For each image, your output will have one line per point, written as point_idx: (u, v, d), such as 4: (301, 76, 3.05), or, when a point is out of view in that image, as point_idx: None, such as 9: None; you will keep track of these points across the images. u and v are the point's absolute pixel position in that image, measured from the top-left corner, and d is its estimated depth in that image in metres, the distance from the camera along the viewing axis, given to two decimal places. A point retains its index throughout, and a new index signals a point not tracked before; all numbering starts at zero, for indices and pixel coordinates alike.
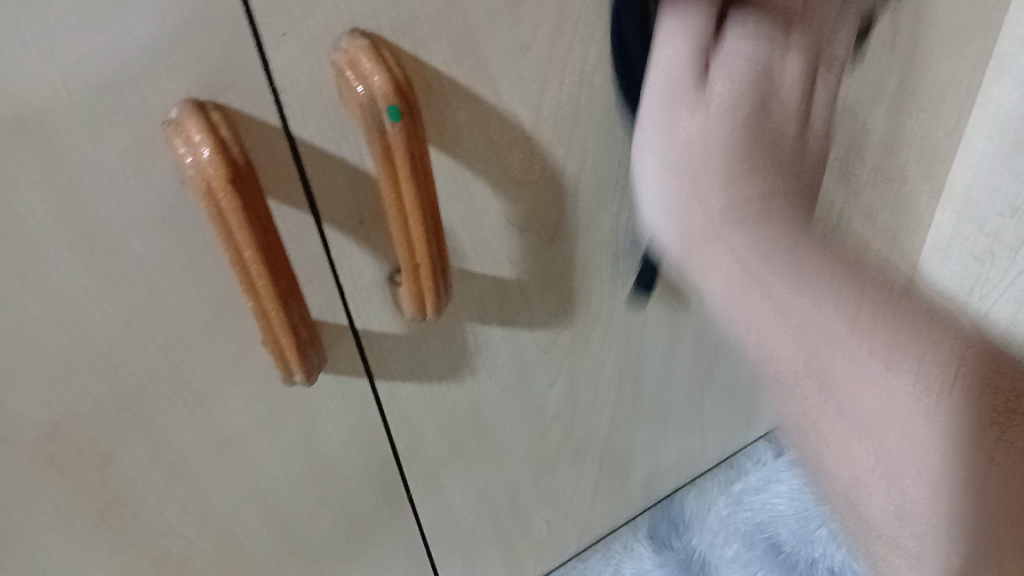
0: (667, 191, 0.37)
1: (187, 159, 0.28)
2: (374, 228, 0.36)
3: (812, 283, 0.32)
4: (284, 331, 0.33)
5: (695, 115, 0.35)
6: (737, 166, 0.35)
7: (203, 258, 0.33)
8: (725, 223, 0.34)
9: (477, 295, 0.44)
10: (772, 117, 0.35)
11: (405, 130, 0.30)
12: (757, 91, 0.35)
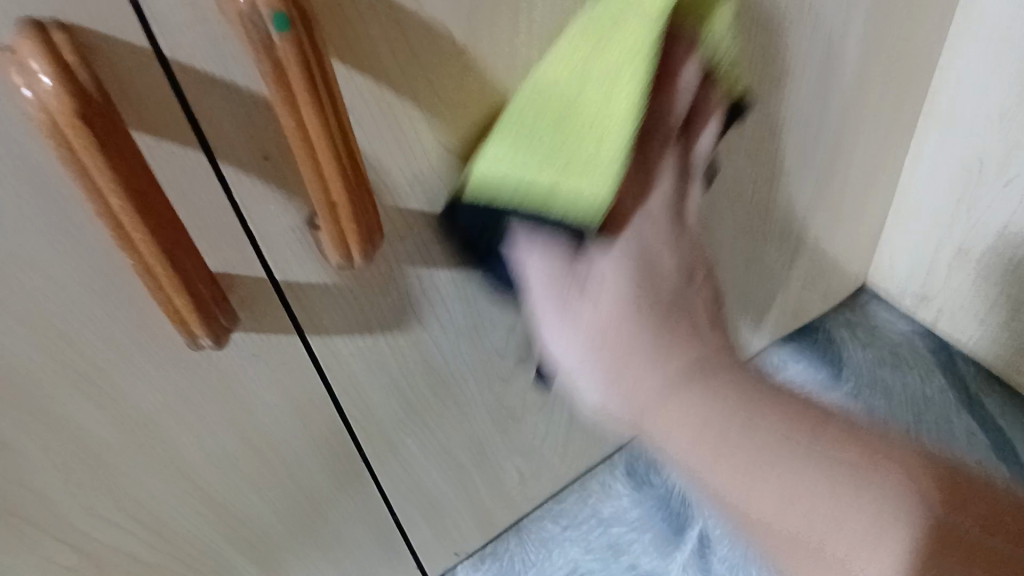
0: (571, 332, 0.37)
1: (25, 92, 0.23)
2: (282, 162, 0.31)
3: (769, 452, 0.34)
4: (177, 291, 0.28)
5: (595, 308, 0.37)
6: (651, 342, 0.36)
7: (76, 215, 0.28)
8: (664, 401, 0.36)
9: (418, 238, 0.39)
10: (658, 277, 0.37)
11: (297, 43, 0.25)
12: (640, 264, 0.37)
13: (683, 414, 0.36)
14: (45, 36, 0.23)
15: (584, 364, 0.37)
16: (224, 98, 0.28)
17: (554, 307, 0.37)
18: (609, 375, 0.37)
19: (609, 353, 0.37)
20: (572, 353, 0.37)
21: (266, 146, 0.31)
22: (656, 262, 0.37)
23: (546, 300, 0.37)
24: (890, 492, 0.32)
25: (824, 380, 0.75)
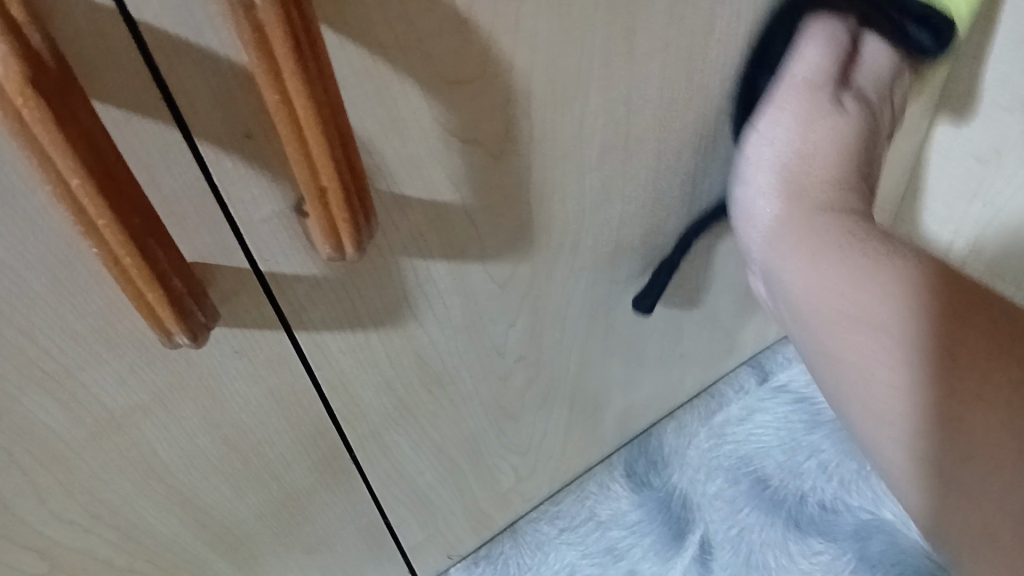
0: (770, 182, 0.46)
1: None
2: (265, 143, 0.29)
3: (886, 275, 0.42)
4: (150, 286, 0.26)
5: (802, 127, 0.44)
6: (825, 173, 0.45)
7: (30, 196, 0.25)
8: (816, 205, 0.45)
9: (414, 226, 0.36)
10: (871, 141, 0.46)
11: (282, 6, 0.22)
12: (863, 123, 0.45)
13: (837, 274, 0.43)
14: None
15: (779, 231, 0.46)
16: (197, 66, 0.25)
17: (808, 91, 0.44)
18: (778, 184, 0.45)
19: (807, 225, 0.44)
20: (761, 209, 0.46)
21: (247, 124, 0.28)
22: (875, 123, 0.46)
23: (775, 109, 0.44)
24: (938, 327, 0.41)
25: None
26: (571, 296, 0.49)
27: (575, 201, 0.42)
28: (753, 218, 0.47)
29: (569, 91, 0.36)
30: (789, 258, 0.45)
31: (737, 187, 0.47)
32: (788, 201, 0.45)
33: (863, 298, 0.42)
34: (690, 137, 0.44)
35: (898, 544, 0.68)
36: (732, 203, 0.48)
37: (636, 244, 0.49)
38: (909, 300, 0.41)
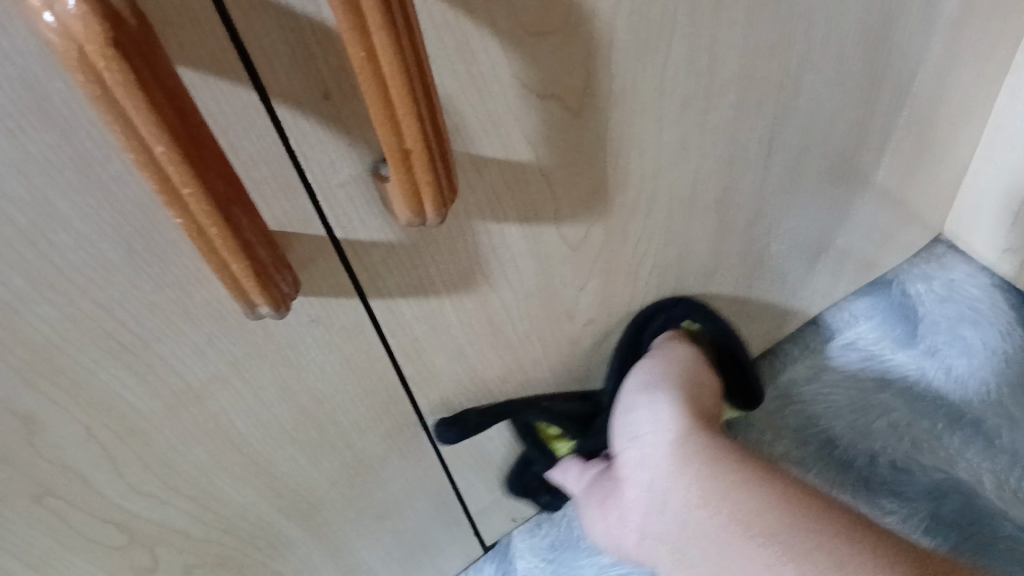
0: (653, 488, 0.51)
1: (45, 16, 0.19)
2: (344, 103, 0.27)
3: (761, 510, 0.47)
4: (234, 257, 0.25)
5: (648, 442, 0.51)
6: (694, 422, 0.51)
7: (107, 163, 0.24)
8: (687, 458, 0.49)
9: (491, 188, 0.35)
10: (710, 412, 0.53)
11: None
12: (700, 382, 0.54)
13: (724, 491, 0.48)
14: None
15: (673, 462, 0.50)
16: (271, 20, 0.24)
17: (656, 428, 0.51)
18: (676, 459, 0.50)
19: (692, 445, 0.50)
20: (652, 432, 0.51)
21: (324, 84, 0.26)
22: (707, 396, 0.54)
23: (638, 434, 0.52)
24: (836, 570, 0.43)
25: (900, 339, 0.75)
26: (642, 258, 0.47)
27: (653, 158, 0.40)
28: (638, 441, 0.51)
29: (652, 41, 0.34)
30: (671, 470, 0.50)
31: (623, 412, 0.53)
32: (673, 437, 0.50)
33: (737, 531, 0.46)
34: (771, 87, 0.42)
35: (976, 505, 0.65)
36: (618, 419, 0.53)
37: (709, 203, 0.47)
38: (787, 518, 0.46)
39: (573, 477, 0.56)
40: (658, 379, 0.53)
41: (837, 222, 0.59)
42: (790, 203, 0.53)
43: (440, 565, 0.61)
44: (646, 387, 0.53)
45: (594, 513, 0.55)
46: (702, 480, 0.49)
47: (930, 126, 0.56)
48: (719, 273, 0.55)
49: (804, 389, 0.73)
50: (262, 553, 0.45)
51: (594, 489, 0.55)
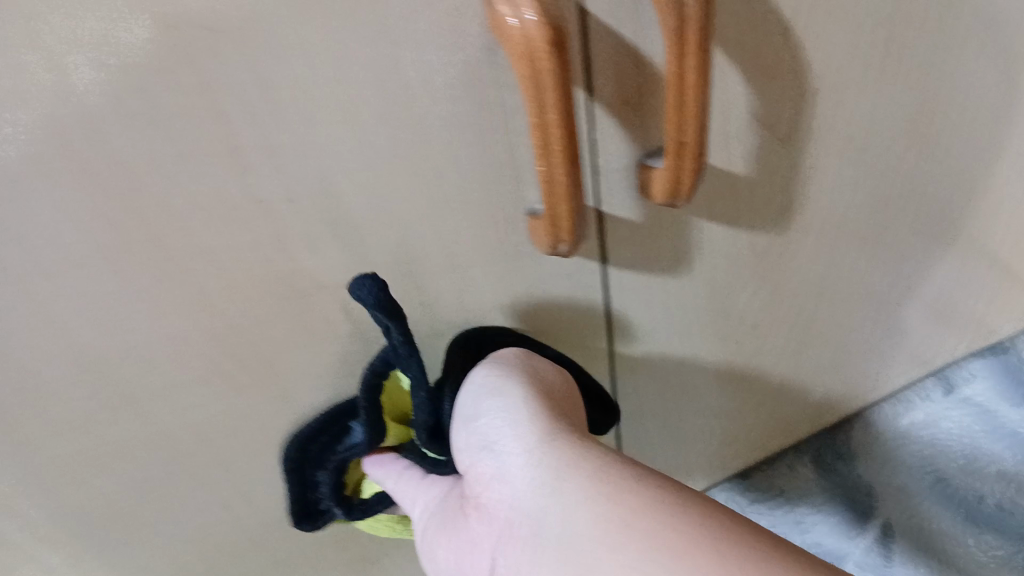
0: (521, 519, 0.37)
1: (511, 20, 0.31)
2: (637, 111, 0.39)
3: (618, 492, 0.35)
4: (566, 200, 0.37)
5: (492, 455, 0.41)
6: (555, 417, 0.41)
7: (494, 127, 0.37)
8: (538, 455, 0.38)
9: (712, 192, 0.46)
10: (574, 420, 0.43)
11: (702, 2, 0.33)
12: (557, 379, 0.46)
13: (581, 480, 0.36)
14: None
15: (525, 455, 0.39)
16: (615, 52, 0.37)
17: (500, 434, 0.41)
18: (528, 464, 0.39)
19: (553, 458, 0.38)
20: (507, 438, 0.41)
21: (627, 96, 0.39)
22: (566, 406, 0.44)
23: (488, 454, 0.41)
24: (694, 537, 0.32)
25: (1013, 399, 0.83)
26: (804, 278, 0.58)
27: (829, 188, 0.51)
28: (492, 452, 0.41)
29: (841, 87, 0.45)
30: (530, 478, 0.38)
31: (474, 424, 0.43)
32: (535, 451, 0.39)
33: (602, 541, 0.33)
34: (925, 139, 0.52)
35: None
36: (467, 435, 0.44)
37: (864, 236, 0.57)
38: (657, 512, 0.33)
39: (406, 492, 0.51)
40: (502, 376, 0.44)
41: (968, 278, 0.69)
42: (929, 251, 0.63)
43: None
44: (487, 390, 0.44)
45: (439, 537, 0.46)
46: (574, 465, 0.37)
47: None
48: (863, 306, 0.65)
49: (921, 434, 0.81)
50: None
51: (439, 514, 0.47)
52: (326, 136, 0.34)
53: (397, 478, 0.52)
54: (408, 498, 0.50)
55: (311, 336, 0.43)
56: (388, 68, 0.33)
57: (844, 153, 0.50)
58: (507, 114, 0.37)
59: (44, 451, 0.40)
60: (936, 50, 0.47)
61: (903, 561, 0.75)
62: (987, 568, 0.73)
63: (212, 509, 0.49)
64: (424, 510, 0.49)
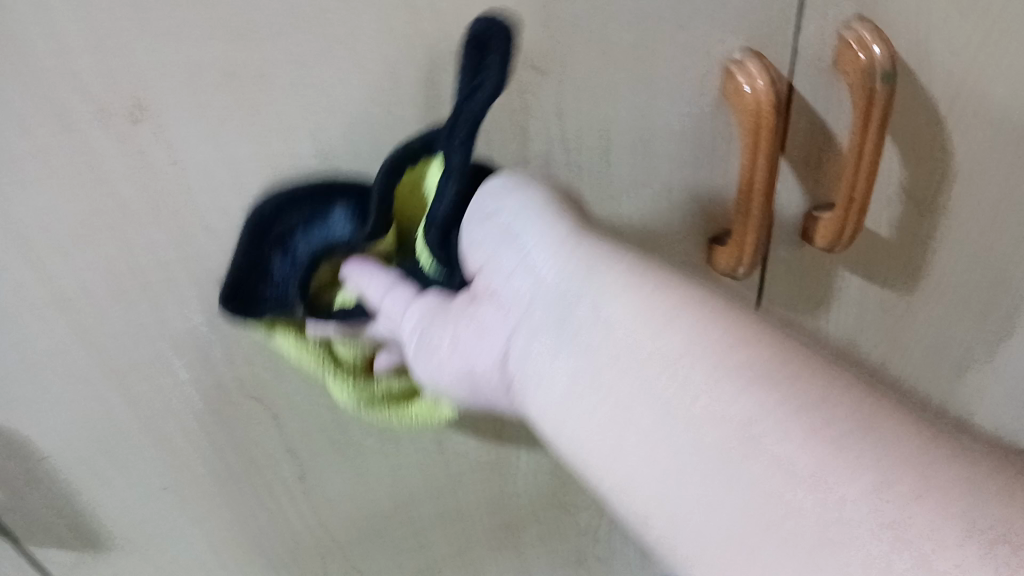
0: (555, 309, 0.38)
1: (746, 87, 0.44)
2: (814, 171, 0.50)
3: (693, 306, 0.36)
4: (755, 228, 0.49)
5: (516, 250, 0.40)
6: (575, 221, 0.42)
7: (703, 166, 0.49)
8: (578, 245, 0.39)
9: (857, 248, 0.57)
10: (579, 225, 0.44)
11: (888, 92, 0.44)
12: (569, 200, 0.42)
13: (660, 330, 0.35)
14: (762, 62, 0.43)
15: (554, 248, 0.39)
16: (809, 123, 0.48)
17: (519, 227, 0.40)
18: (566, 252, 0.39)
19: (590, 247, 0.39)
20: (535, 232, 0.39)
21: (811, 158, 0.50)
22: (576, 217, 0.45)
23: (506, 247, 0.40)
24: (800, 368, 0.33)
25: None
26: (921, 341, 0.67)
27: (956, 262, 0.61)
28: (514, 244, 0.40)
29: (976, 175, 0.55)
30: (567, 268, 0.38)
31: (484, 226, 0.41)
32: (571, 241, 0.39)
33: (684, 347, 0.34)
34: None
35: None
36: (474, 234, 0.41)
37: (977, 309, 0.66)
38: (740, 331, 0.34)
39: (392, 303, 0.44)
40: (522, 181, 0.41)
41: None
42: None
43: None
44: (507, 196, 0.40)
45: (439, 343, 0.42)
46: (633, 315, 0.36)
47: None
48: (965, 376, 0.73)
49: None
50: None
51: (452, 330, 0.41)
52: (590, 165, 0.45)
53: (385, 291, 0.45)
54: (395, 318, 0.44)
55: None
56: (642, 110, 0.44)
57: (969, 231, 0.59)
58: (715, 157, 0.48)
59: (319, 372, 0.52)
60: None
61: None
62: None
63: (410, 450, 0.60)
64: (413, 327, 0.43)
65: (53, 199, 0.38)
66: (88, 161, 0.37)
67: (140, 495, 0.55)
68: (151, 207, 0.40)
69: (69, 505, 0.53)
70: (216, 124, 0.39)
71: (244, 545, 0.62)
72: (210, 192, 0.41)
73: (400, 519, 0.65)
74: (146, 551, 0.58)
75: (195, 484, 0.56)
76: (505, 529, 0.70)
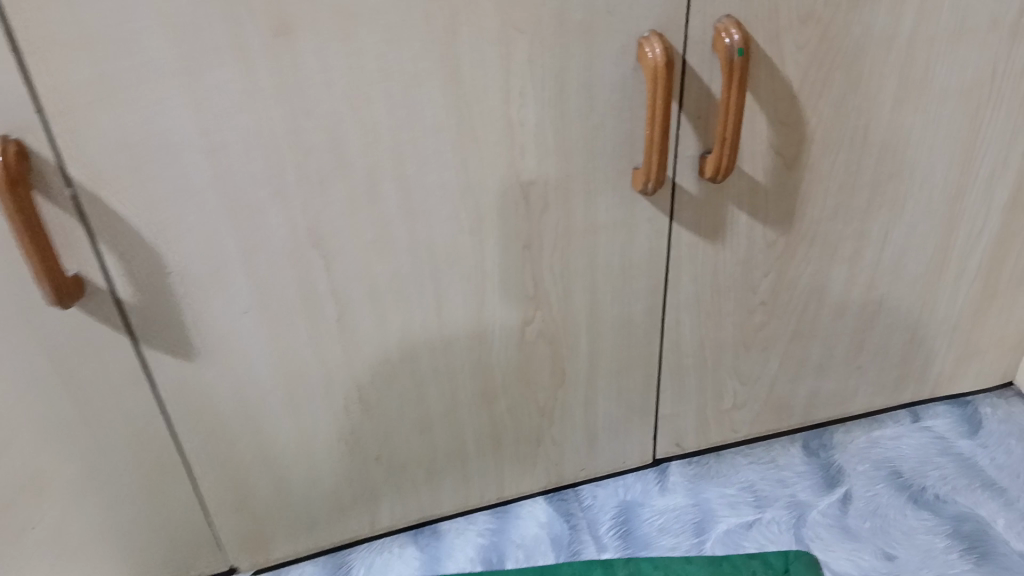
0: None
1: (648, 52, 0.69)
2: (703, 123, 0.76)
3: None
4: (656, 154, 0.74)
5: None
6: None
7: (627, 110, 0.75)
8: None
9: (741, 188, 0.83)
10: None
11: (742, 64, 0.69)
12: None
13: None
14: (660, 38, 0.69)
15: None
16: (698, 87, 0.74)
17: None
18: None
19: None
20: None
21: (698, 112, 0.76)
22: None
23: None
24: None
25: (964, 434, 1.12)
26: (802, 274, 0.92)
27: (818, 208, 0.87)
28: None
29: (826, 145, 0.82)
30: None
31: None
32: None
33: None
34: (884, 198, 0.88)
35: (985, 529, 0.99)
36: None
37: (843, 258, 0.92)
38: None
39: None
40: None
41: (918, 315, 1.02)
42: (890, 283, 0.97)
43: (626, 440, 1.05)
44: None
45: None
46: None
47: (983, 271, 1.00)
48: (842, 317, 0.99)
49: (889, 440, 1.12)
50: (569, 347, 0.91)
51: None
52: (552, 97, 0.72)
53: None
54: None
55: (510, 222, 0.79)
56: (589, 64, 0.71)
57: (829, 189, 0.85)
58: (634, 104, 0.74)
59: (364, 238, 0.76)
60: (887, 133, 0.82)
61: (855, 518, 1.03)
62: (918, 533, 1.00)
63: (421, 314, 0.84)
64: None
65: (224, 72, 0.64)
66: (245, 48, 0.63)
67: (229, 317, 0.78)
68: (276, 88, 0.66)
69: (179, 315, 0.77)
70: (321, 42, 0.65)
71: (291, 375, 0.85)
72: (313, 89, 0.67)
73: (405, 372, 0.88)
74: (224, 367, 0.82)
75: (267, 317, 0.80)
76: (483, 398, 0.94)
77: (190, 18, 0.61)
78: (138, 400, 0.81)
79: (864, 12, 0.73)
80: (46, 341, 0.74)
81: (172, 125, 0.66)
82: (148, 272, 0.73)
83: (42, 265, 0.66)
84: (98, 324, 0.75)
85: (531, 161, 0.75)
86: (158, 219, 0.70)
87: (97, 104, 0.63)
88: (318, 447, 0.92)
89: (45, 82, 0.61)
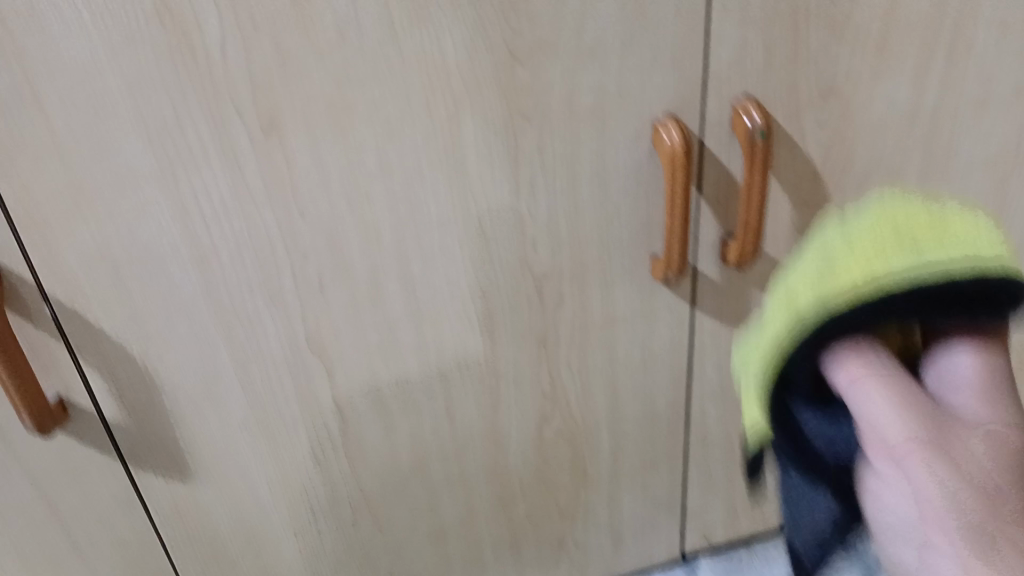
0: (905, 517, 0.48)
1: (665, 138, 0.65)
2: (722, 205, 0.72)
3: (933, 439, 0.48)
4: (678, 242, 0.69)
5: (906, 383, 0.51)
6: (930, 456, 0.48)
7: (642, 196, 0.70)
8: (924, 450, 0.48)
9: (765, 271, 0.78)
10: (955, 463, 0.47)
11: (764, 145, 0.66)
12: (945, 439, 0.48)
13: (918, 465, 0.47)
14: (676, 122, 0.65)
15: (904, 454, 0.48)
16: (716, 168, 0.70)
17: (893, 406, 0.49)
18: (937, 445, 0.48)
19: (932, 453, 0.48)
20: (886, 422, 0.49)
21: (717, 194, 0.71)
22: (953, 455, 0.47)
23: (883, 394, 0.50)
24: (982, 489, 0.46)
25: None
26: None
27: None
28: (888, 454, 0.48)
29: None
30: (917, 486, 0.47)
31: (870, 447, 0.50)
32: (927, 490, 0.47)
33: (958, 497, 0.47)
34: None
35: None
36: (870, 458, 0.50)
37: None
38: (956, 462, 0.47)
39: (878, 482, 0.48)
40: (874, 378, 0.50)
41: None
42: None
43: (653, 537, 0.98)
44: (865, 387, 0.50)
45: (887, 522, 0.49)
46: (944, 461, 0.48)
47: (1015, 340, 0.95)
48: None
49: None
50: (589, 443, 0.86)
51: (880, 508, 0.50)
52: (562, 185, 0.68)
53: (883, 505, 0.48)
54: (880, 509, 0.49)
55: (522, 317, 0.74)
56: (599, 150, 0.67)
57: None
58: (650, 190, 0.70)
59: (368, 341, 0.72)
60: None
61: None
62: None
63: (430, 417, 0.79)
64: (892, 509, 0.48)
65: (214, 175, 0.60)
66: (235, 151, 0.59)
67: (225, 432, 0.73)
68: (270, 191, 0.62)
69: (171, 433, 0.71)
70: (316, 141, 0.61)
71: (294, 489, 0.79)
72: (309, 189, 0.63)
73: (416, 479, 0.83)
74: (221, 485, 0.76)
75: (266, 430, 0.74)
76: (500, 502, 0.88)
77: (173, 123, 0.57)
78: (131, 525, 0.75)
79: (886, 85, 0.70)
80: (29, 472, 0.69)
81: (158, 233, 0.61)
82: (137, 389, 0.68)
83: (19, 390, 0.61)
84: (84, 447, 0.70)
85: (543, 253, 0.71)
86: (145, 333, 0.65)
87: (77, 215, 0.59)
88: (325, 563, 0.85)
89: (20, 196, 0.57)
